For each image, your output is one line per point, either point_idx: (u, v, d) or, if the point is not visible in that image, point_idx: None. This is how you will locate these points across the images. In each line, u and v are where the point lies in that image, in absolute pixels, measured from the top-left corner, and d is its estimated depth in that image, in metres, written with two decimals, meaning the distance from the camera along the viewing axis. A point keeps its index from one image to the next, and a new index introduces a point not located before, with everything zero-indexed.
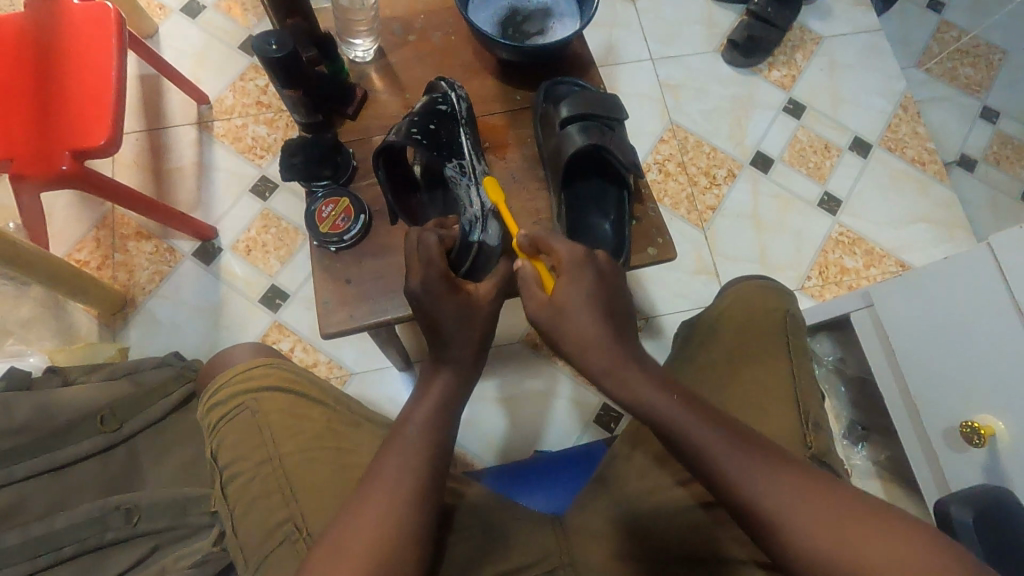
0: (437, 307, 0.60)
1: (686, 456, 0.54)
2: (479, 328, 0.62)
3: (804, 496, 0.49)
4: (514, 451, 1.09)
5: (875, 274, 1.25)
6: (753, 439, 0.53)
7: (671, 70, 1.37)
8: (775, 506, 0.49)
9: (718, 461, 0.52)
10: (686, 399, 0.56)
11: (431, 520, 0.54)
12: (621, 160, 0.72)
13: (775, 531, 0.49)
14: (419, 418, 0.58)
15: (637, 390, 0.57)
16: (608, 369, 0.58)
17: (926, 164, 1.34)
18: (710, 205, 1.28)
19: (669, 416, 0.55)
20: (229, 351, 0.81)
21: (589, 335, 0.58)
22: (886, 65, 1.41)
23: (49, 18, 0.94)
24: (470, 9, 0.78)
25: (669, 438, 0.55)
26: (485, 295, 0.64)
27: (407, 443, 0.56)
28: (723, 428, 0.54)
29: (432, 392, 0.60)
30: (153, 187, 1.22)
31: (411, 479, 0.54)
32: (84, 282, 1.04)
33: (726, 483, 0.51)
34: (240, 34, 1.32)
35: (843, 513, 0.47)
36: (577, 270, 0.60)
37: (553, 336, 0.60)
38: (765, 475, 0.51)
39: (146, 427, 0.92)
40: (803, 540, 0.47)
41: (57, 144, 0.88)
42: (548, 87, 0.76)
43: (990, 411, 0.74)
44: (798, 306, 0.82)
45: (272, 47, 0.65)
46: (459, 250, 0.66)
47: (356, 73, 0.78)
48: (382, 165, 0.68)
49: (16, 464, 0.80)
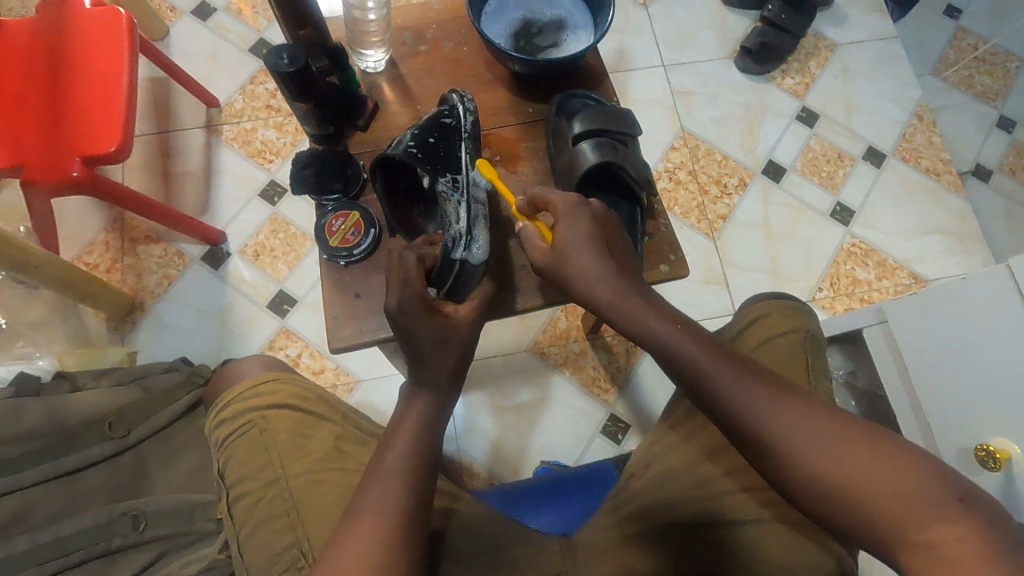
0: (415, 329, 0.60)
1: (682, 373, 0.55)
2: (456, 351, 0.61)
3: (801, 419, 0.49)
4: (521, 462, 1.10)
5: (887, 286, 1.23)
6: (750, 362, 0.54)
7: (682, 77, 1.35)
8: (771, 422, 0.50)
9: (713, 380, 0.53)
10: (686, 325, 0.57)
11: (419, 551, 0.52)
12: (633, 177, 0.71)
13: (770, 447, 0.50)
14: (397, 446, 0.56)
15: (635, 315, 0.58)
16: (613, 298, 0.58)
17: (941, 174, 1.32)
18: (721, 214, 1.26)
19: (666, 336, 0.56)
20: (233, 367, 0.81)
21: (581, 225, 0.61)
22: (902, 73, 1.39)
23: (60, 22, 0.94)
24: (483, 20, 0.77)
25: (669, 360, 0.56)
26: (464, 317, 0.64)
27: (389, 475, 0.54)
28: (719, 349, 0.55)
29: (406, 418, 0.58)
30: (162, 190, 1.22)
31: (394, 505, 0.52)
32: (92, 287, 1.04)
33: (721, 407, 0.52)
34: (250, 37, 1.32)
35: (839, 432, 0.48)
36: (574, 213, 0.61)
37: (559, 277, 0.61)
38: (762, 400, 0.51)
39: (154, 433, 0.93)
40: (794, 453, 0.48)
41: (67, 150, 0.88)
42: (560, 102, 0.75)
43: (1005, 434, 0.73)
44: (818, 324, 0.78)
45: (284, 63, 0.65)
46: (439, 269, 0.66)
47: (367, 84, 0.78)
48: (384, 185, 0.70)
49: (25, 469, 0.81)
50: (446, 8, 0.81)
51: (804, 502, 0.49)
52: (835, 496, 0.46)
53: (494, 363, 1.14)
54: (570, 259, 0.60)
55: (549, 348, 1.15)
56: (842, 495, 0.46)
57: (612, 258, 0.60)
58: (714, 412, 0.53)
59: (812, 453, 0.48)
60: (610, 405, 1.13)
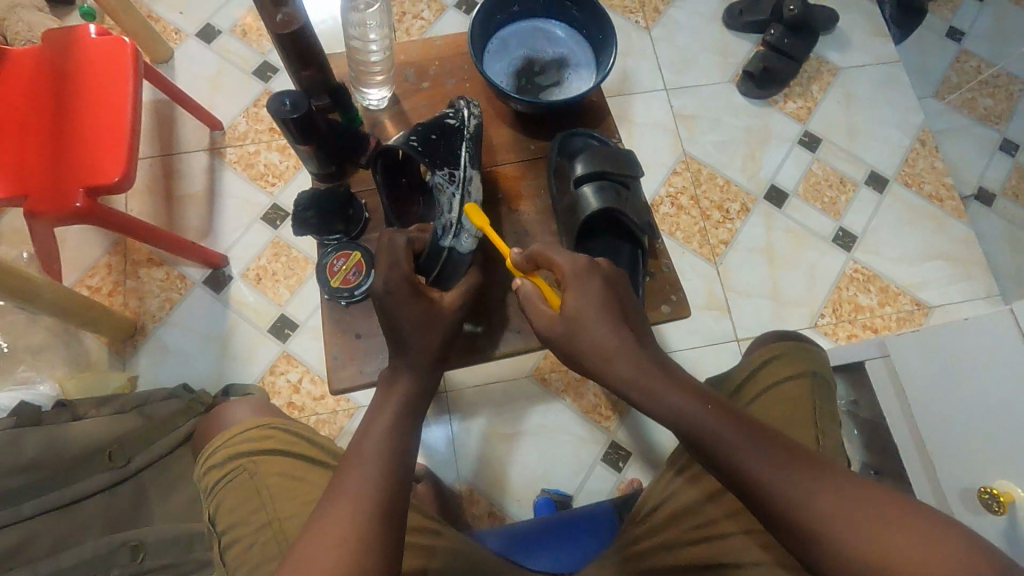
0: (397, 311, 0.60)
1: (720, 461, 0.54)
2: (438, 335, 0.62)
3: (846, 511, 0.50)
4: (520, 490, 1.09)
5: (890, 313, 1.23)
6: (786, 447, 0.53)
7: (685, 101, 1.36)
8: (817, 516, 0.50)
9: (747, 463, 0.53)
10: (714, 405, 0.56)
11: (397, 536, 0.51)
12: (634, 221, 0.72)
13: (820, 542, 0.50)
14: (375, 432, 0.56)
15: (661, 393, 0.57)
16: (643, 382, 0.58)
17: (944, 200, 1.32)
18: (723, 239, 1.26)
19: (699, 423, 0.55)
20: (217, 415, 0.80)
21: (591, 295, 0.61)
22: (905, 97, 1.39)
23: (68, 52, 0.95)
24: (485, 57, 0.80)
25: (697, 440, 0.55)
26: (447, 305, 0.64)
27: (368, 459, 0.54)
28: (747, 428, 0.55)
29: (388, 400, 0.59)
30: (165, 213, 1.22)
31: (371, 489, 0.52)
32: (94, 312, 1.04)
33: (765, 502, 0.52)
34: (255, 60, 1.32)
35: (879, 515, 0.49)
36: (582, 279, 0.61)
37: (569, 344, 0.61)
38: (806, 495, 0.51)
39: (153, 462, 0.92)
40: (845, 549, 0.49)
41: (71, 182, 0.88)
42: (562, 140, 0.76)
43: (1009, 478, 0.72)
44: (828, 366, 0.77)
45: (286, 107, 0.65)
46: (425, 253, 0.67)
47: (369, 120, 0.78)
48: (382, 173, 0.70)
49: (25, 501, 0.81)
50: (449, 44, 0.82)
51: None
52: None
53: (495, 391, 1.14)
54: (583, 330, 0.60)
55: (549, 374, 1.15)
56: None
57: (621, 319, 0.61)
58: (756, 504, 0.53)
59: (863, 549, 0.48)
60: (611, 433, 1.12)
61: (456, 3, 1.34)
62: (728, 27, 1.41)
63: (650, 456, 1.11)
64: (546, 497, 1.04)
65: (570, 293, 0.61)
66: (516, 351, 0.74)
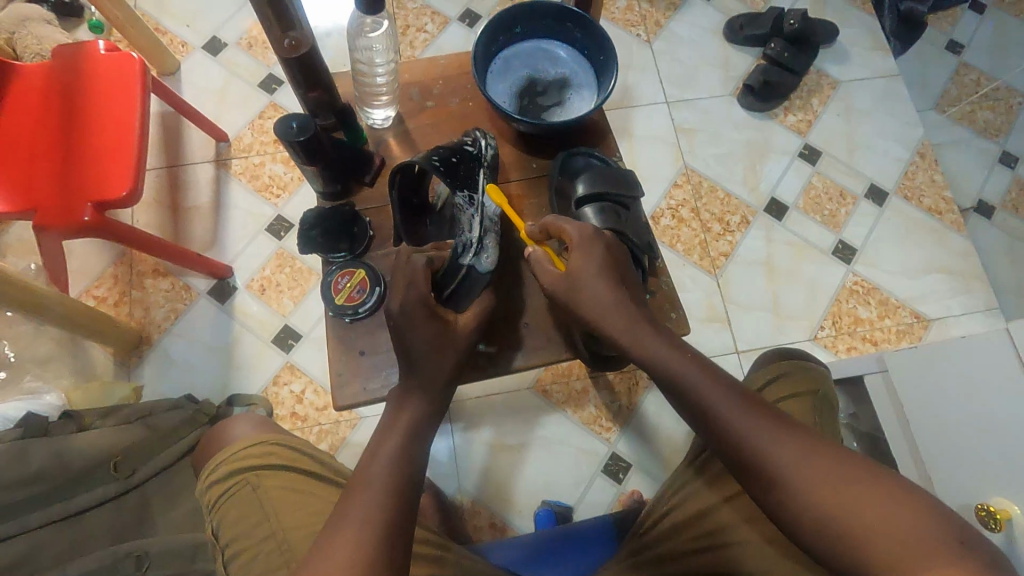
0: (410, 332, 0.62)
1: (693, 407, 0.57)
2: (451, 358, 0.64)
3: (806, 455, 0.51)
4: (521, 501, 1.10)
5: (890, 325, 1.24)
6: (759, 400, 0.56)
7: (686, 114, 1.37)
8: (778, 456, 0.51)
9: (720, 412, 0.56)
10: (699, 360, 0.60)
11: (405, 554, 0.52)
12: (634, 242, 0.72)
13: (777, 483, 0.51)
14: (383, 456, 0.57)
15: (650, 348, 0.61)
16: (636, 342, 0.62)
17: (943, 213, 1.32)
18: (723, 252, 1.27)
19: (680, 371, 0.59)
20: (221, 429, 0.81)
21: (594, 257, 0.64)
22: (904, 110, 1.40)
23: (78, 68, 0.97)
24: (489, 78, 0.82)
25: (676, 389, 0.59)
26: (462, 326, 0.67)
27: (376, 479, 0.55)
28: (727, 384, 0.58)
29: (396, 421, 0.60)
30: (171, 224, 1.23)
31: (376, 513, 0.52)
32: (100, 323, 1.05)
33: (730, 443, 0.54)
34: (260, 73, 1.34)
35: (842, 470, 0.49)
36: (590, 241, 0.64)
37: (573, 303, 0.63)
38: (770, 438, 0.53)
39: (157, 473, 0.93)
40: (800, 489, 0.49)
41: (79, 197, 0.89)
42: (564, 160, 0.77)
43: (1005, 495, 0.72)
44: (834, 387, 0.78)
45: (294, 130, 0.66)
46: (445, 272, 0.68)
47: (374, 139, 0.79)
48: (400, 195, 0.70)
49: (32, 512, 0.82)
50: (453, 64, 0.83)
51: (814, 544, 0.49)
52: (844, 536, 0.47)
53: (496, 402, 1.14)
54: (583, 288, 0.63)
55: (551, 386, 1.15)
56: (849, 535, 0.46)
57: (620, 285, 0.63)
58: (722, 447, 0.55)
59: (819, 489, 0.49)
60: (611, 444, 1.13)
61: (459, 16, 1.36)
62: (729, 41, 1.43)
63: (649, 468, 1.12)
64: (547, 509, 1.04)
65: (577, 255, 0.64)
66: (517, 367, 0.75)
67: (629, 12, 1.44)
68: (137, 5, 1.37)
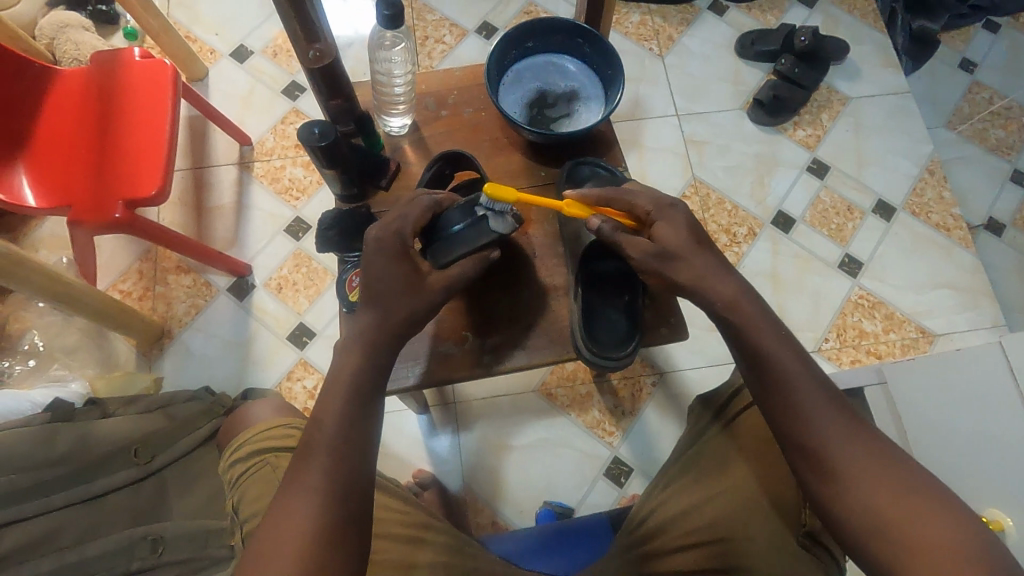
0: (378, 270, 0.63)
1: (772, 384, 0.57)
2: (403, 311, 0.63)
3: (870, 462, 0.52)
4: (526, 501, 1.12)
5: (894, 339, 1.25)
6: (836, 394, 0.57)
7: (695, 126, 1.39)
8: (842, 453, 0.53)
9: (800, 396, 0.56)
10: (790, 344, 0.59)
11: (354, 525, 0.52)
12: None
13: (838, 477, 0.52)
14: (329, 419, 0.56)
15: (749, 324, 0.60)
16: (729, 308, 0.62)
17: (951, 229, 1.33)
18: (729, 262, 1.29)
19: (761, 343, 0.59)
20: (241, 414, 0.85)
21: (678, 226, 0.66)
22: (913, 127, 1.41)
23: (114, 74, 1.02)
24: (501, 90, 0.86)
25: (760, 364, 0.59)
26: (437, 279, 0.65)
27: (320, 450, 0.54)
28: (812, 372, 0.57)
29: (333, 387, 0.58)
30: (194, 222, 1.29)
31: (317, 479, 0.52)
32: (127, 316, 1.10)
33: (799, 427, 0.55)
34: (284, 80, 1.39)
35: (909, 488, 0.50)
36: (671, 211, 0.67)
37: (666, 271, 0.65)
38: (841, 436, 0.54)
39: (176, 461, 0.97)
40: (856, 490, 0.51)
41: (112, 196, 0.94)
42: (571, 169, 0.79)
43: (1000, 506, 0.74)
44: None
45: (315, 135, 0.70)
46: (453, 211, 0.71)
47: (391, 146, 0.83)
48: (439, 163, 0.76)
49: (58, 491, 0.87)
50: (468, 75, 0.87)
51: (851, 539, 0.52)
52: (889, 544, 0.49)
53: (501, 403, 1.17)
54: (679, 258, 0.65)
55: (556, 390, 1.18)
56: (895, 543, 0.49)
57: (705, 249, 0.65)
58: (786, 425, 0.56)
59: (876, 496, 0.50)
60: (614, 448, 1.15)
61: (476, 29, 1.40)
62: (740, 56, 1.45)
63: (651, 471, 1.14)
64: (548, 509, 1.07)
65: (662, 223, 0.66)
66: (522, 367, 0.78)
67: (642, 27, 1.47)
68: (170, 13, 1.44)
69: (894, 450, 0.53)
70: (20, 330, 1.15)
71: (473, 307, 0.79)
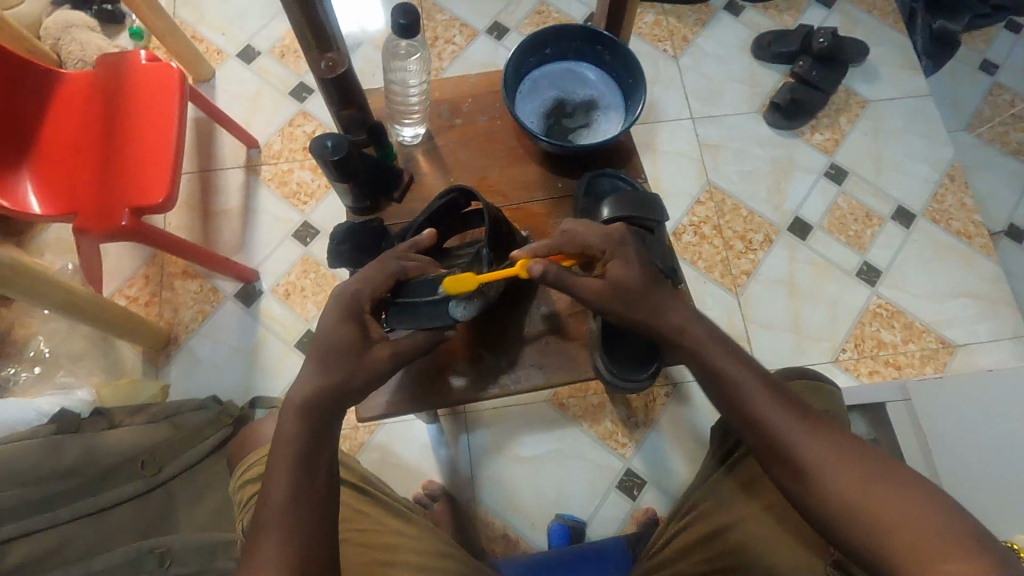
0: (329, 332, 0.60)
1: (728, 395, 0.58)
2: (350, 377, 0.59)
3: (832, 452, 0.52)
4: (539, 514, 1.10)
5: (913, 350, 1.22)
6: (789, 394, 0.58)
7: (710, 130, 1.36)
8: (805, 447, 0.53)
9: (755, 402, 0.57)
10: (739, 356, 0.61)
11: None
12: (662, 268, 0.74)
13: (805, 474, 0.52)
14: (280, 484, 0.53)
15: (699, 341, 0.62)
16: (680, 328, 0.63)
17: (972, 237, 1.30)
18: (745, 270, 1.27)
19: (712, 360, 0.60)
20: (251, 430, 0.82)
21: (631, 262, 0.65)
22: (934, 131, 1.38)
23: (120, 77, 1.00)
24: (518, 99, 0.84)
25: (715, 379, 0.60)
26: (381, 352, 0.62)
27: (273, 521, 0.51)
28: (764, 379, 0.59)
29: (278, 461, 0.54)
30: (201, 226, 1.27)
31: (279, 547, 0.50)
32: (133, 323, 1.08)
33: (760, 433, 0.56)
34: (291, 81, 1.37)
35: (874, 473, 0.51)
36: (623, 248, 0.65)
37: (625, 308, 0.64)
38: (803, 428, 0.54)
39: (184, 471, 0.95)
40: (824, 482, 0.51)
41: (118, 203, 0.92)
42: (589, 181, 0.78)
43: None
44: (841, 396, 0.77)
45: (328, 149, 0.68)
46: (421, 282, 0.67)
47: (403, 156, 0.81)
48: (454, 196, 0.71)
49: (61, 507, 0.86)
50: (482, 81, 0.84)
51: (833, 531, 0.51)
52: (868, 530, 0.49)
53: (513, 411, 1.15)
54: (636, 293, 0.64)
55: (568, 400, 1.16)
56: (866, 526, 0.49)
57: (659, 285, 0.65)
58: (751, 424, 0.56)
59: (843, 483, 0.51)
60: (627, 460, 1.13)
61: (487, 29, 1.37)
62: (756, 58, 1.42)
63: (664, 484, 1.12)
64: (560, 523, 1.05)
65: (615, 261, 0.65)
66: (539, 386, 0.76)
67: (657, 27, 1.44)
68: (176, 12, 1.42)
69: (852, 437, 0.54)
70: (25, 335, 1.14)
71: (485, 326, 0.77)
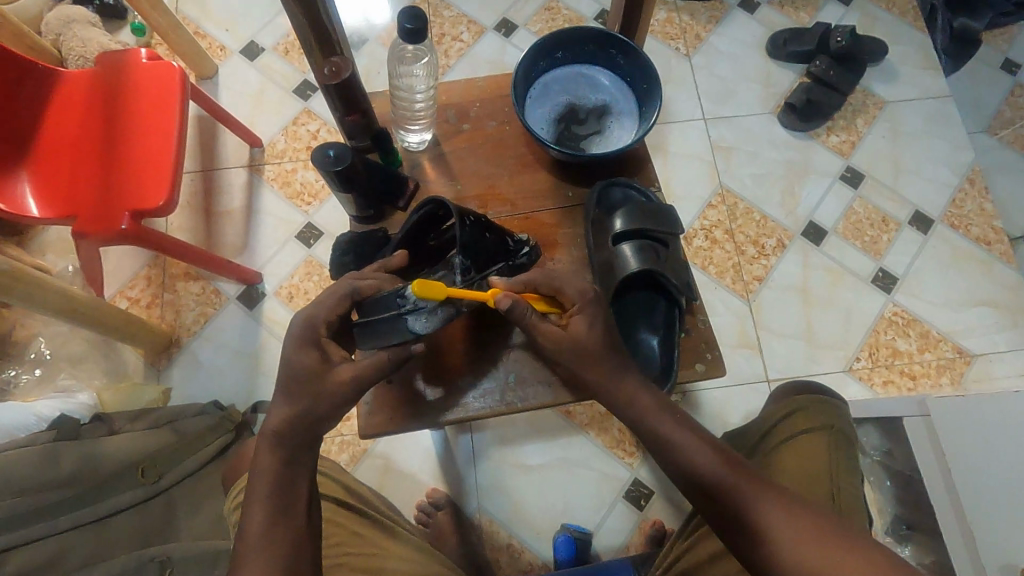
0: (295, 359, 0.59)
1: (675, 466, 0.60)
2: (318, 406, 0.59)
3: (780, 514, 0.54)
4: (543, 525, 1.08)
5: (929, 360, 1.19)
6: (734, 459, 0.60)
7: (723, 131, 1.33)
8: (754, 512, 0.55)
9: (703, 470, 0.59)
10: (683, 421, 0.62)
11: None
12: (674, 283, 0.75)
13: (760, 538, 0.54)
14: (259, 517, 0.54)
15: (646, 407, 0.63)
16: (627, 398, 0.63)
17: (992, 243, 1.27)
18: (757, 276, 1.24)
19: (659, 427, 0.62)
20: None
21: (596, 321, 0.65)
22: (953, 134, 1.34)
23: (120, 76, 0.98)
24: (528, 104, 0.82)
25: (663, 449, 0.61)
26: (342, 376, 0.59)
27: (255, 551, 0.53)
28: (710, 445, 0.60)
29: (255, 494, 0.56)
30: (203, 227, 1.25)
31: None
32: (135, 327, 1.07)
33: (712, 498, 0.57)
34: (295, 79, 1.34)
35: (826, 531, 0.53)
36: (594, 307, 0.65)
37: (577, 367, 0.64)
38: (743, 480, 0.57)
39: (184, 479, 0.95)
40: (778, 546, 0.53)
41: (118, 206, 0.90)
42: (602, 191, 0.77)
43: None
44: (846, 412, 0.77)
45: (331, 159, 0.67)
46: (379, 299, 0.64)
47: (408, 162, 0.78)
48: (426, 209, 0.66)
49: (61, 515, 0.83)
50: (490, 85, 0.82)
51: None
52: None
53: (517, 418, 1.13)
54: (589, 348, 0.64)
55: (574, 408, 1.14)
56: None
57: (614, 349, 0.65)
58: (698, 484, 0.58)
59: (793, 544, 0.52)
60: (634, 470, 1.11)
61: (495, 26, 1.34)
62: (771, 57, 1.39)
63: (672, 495, 1.10)
64: (566, 535, 1.04)
65: (579, 316, 0.64)
66: (547, 403, 0.74)
67: (669, 24, 1.40)
68: (179, 8, 1.39)
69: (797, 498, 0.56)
70: (26, 337, 1.12)
71: (489, 340, 0.75)
